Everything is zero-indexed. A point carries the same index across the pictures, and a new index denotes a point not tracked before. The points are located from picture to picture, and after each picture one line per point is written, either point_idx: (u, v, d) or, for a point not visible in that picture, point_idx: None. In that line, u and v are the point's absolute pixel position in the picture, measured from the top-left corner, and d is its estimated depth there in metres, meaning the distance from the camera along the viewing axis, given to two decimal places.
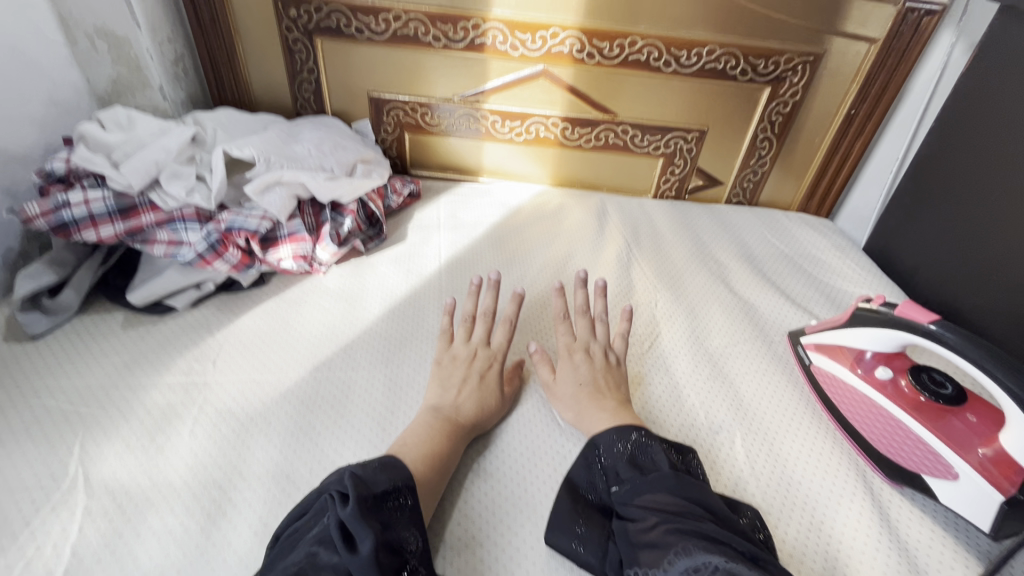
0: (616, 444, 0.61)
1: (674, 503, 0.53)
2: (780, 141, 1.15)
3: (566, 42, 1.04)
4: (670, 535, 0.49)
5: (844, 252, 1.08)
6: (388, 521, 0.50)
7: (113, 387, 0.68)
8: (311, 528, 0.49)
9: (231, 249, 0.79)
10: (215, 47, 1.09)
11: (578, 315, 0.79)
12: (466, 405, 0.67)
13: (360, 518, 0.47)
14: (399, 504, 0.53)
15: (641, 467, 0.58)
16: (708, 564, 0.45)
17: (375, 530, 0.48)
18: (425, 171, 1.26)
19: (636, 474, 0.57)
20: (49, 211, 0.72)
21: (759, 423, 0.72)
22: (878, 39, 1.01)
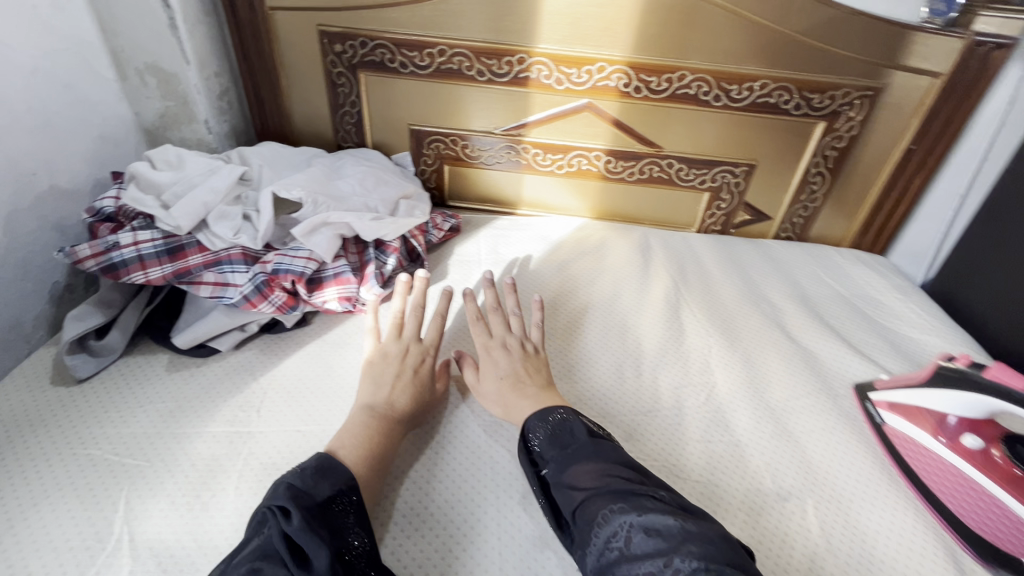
0: (543, 421, 0.65)
1: (597, 473, 0.58)
2: (833, 176, 1.11)
3: (612, 76, 1.02)
4: (596, 504, 0.54)
5: (905, 294, 1.03)
6: (333, 530, 0.52)
7: (157, 437, 0.66)
8: (252, 541, 0.51)
9: (277, 291, 0.78)
10: (259, 81, 1.09)
11: (492, 313, 0.81)
12: (398, 400, 0.69)
13: (309, 535, 0.50)
14: (344, 510, 0.55)
15: (561, 443, 0.62)
16: (625, 525, 0.51)
17: (319, 534, 0.50)
18: (463, 203, 1.25)
19: (560, 451, 0.62)
20: (100, 253, 0.73)
21: (832, 489, 0.67)
22: (942, 73, 0.96)
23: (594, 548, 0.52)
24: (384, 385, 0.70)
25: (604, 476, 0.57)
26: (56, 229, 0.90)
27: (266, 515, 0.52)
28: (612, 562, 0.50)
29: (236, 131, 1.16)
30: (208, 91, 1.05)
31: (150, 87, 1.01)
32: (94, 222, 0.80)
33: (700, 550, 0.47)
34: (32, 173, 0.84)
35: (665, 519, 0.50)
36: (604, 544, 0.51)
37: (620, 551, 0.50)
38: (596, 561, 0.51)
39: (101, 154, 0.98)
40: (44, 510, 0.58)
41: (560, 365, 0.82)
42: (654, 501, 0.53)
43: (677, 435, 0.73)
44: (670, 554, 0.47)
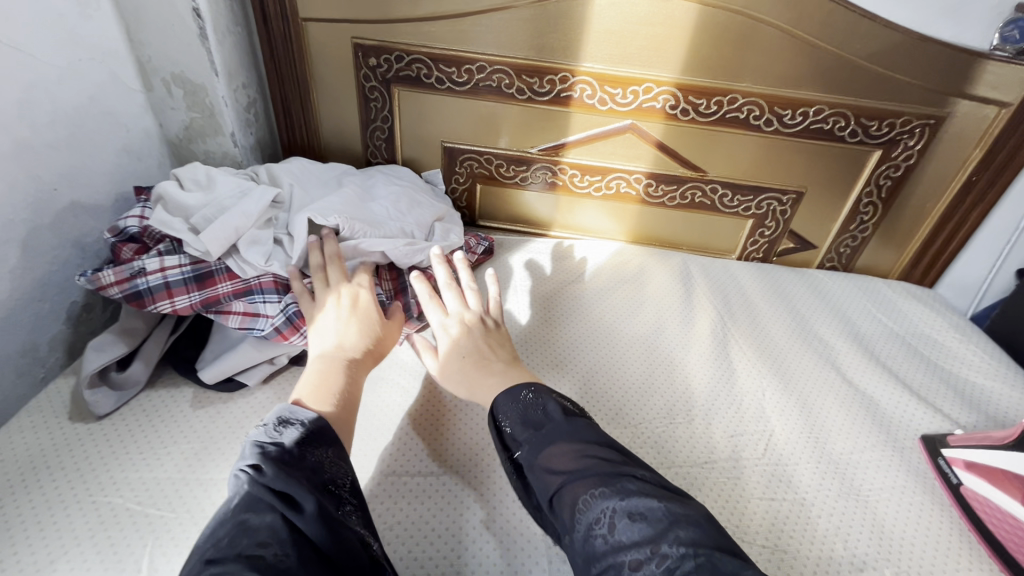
0: (515, 404, 0.59)
1: (575, 455, 0.53)
2: (886, 206, 1.06)
3: (659, 98, 0.97)
4: (575, 489, 0.49)
5: (962, 333, 0.97)
6: (312, 465, 0.49)
7: (182, 484, 0.61)
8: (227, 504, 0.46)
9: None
10: (289, 94, 1.05)
11: (445, 288, 0.76)
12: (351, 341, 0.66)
13: (291, 478, 0.46)
14: (322, 447, 0.51)
15: (535, 425, 0.57)
16: (607, 511, 0.47)
17: (301, 478, 0.47)
18: (493, 223, 1.20)
19: (534, 433, 0.56)
20: (125, 279, 0.70)
21: (911, 560, 0.62)
22: (1011, 103, 0.91)
23: (576, 538, 0.48)
24: (326, 327, 0.67)
25: (582, 457, 0.52)
26: (76, 247, 0.86)
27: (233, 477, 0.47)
28: (597, 552, 0.45)
29: (262, 144, 1.12)
30: (236, 102, 1.01)
31: (176, 97, 0.97)
32: (117, 241, 0.75)
33: (688, 534, 0.44)
34: (54, 189, 0.80)
35: (651, 502, 0.47)
36: (587, 528, 0.47)
37: (604, 537, 0.45)
38: (581, 551, 0.47)
39: (124, 167, 0.94)
40: (61, 566, 0.53)
41: (610, 405, 0.77)
42: (631, 483, 0.49)
43: (737, 491, 0.67)
44: (658, 540, 0.44)
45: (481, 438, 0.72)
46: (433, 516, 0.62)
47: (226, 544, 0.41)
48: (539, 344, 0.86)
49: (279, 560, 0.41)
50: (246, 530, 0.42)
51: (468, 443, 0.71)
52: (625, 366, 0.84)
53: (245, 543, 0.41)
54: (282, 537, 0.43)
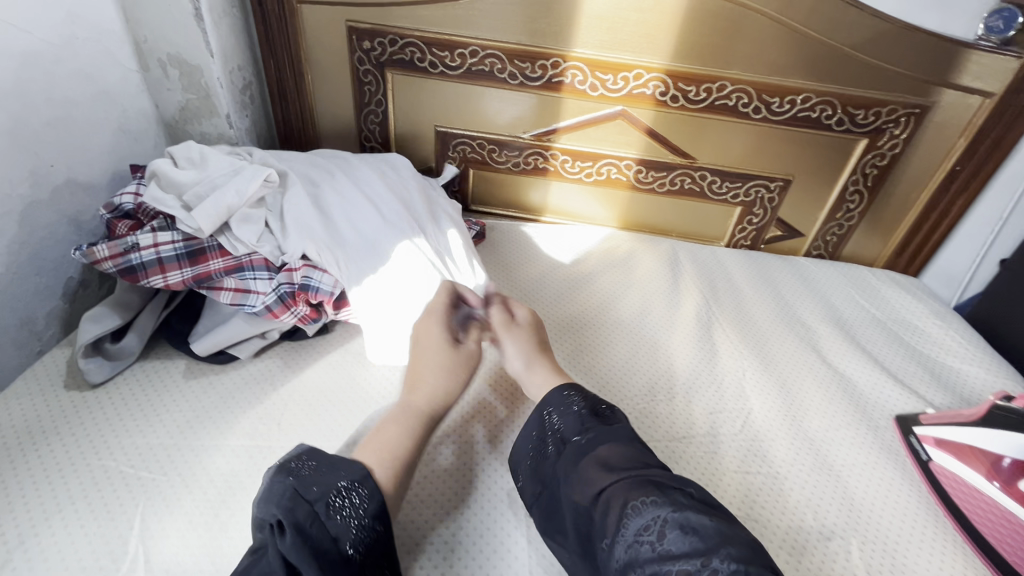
0: (566, 406, 0.61)
1: (628, 459, 0.54)
2: (872, 194, 1.07)
3: (649, 84, 0.99)
4: (622, 493, 0.51)
5: (943, 320, 0.99)
6: (336, 533, 0.48)
7: (175, 450, 0.63)
8: (253, 565, 0.47)
9: (300, 303, 0.75)
10: (284, 77, 1.06)
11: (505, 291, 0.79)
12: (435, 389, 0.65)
13: (305, 552, 0.45)
14: (354, 503, 0.50)
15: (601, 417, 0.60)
16: (659, 518, 0.47)
17: (315, 555, 0.46)
18: (485, 208, 1.22)
19: (598, 423, 0.59)
20: (119, 254, 0.71)
21: (878, 531, 0.64)
22: (994, 93, 0.92)
23: (620, 539, 0.48)
24: (415, 374, 0.67)
25: (637, 463, 0.54)
26: (72, 223, 0.87)
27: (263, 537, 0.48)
28: (643, 558, 0.46)
29: (259, 126, 1.13)
30: (232, 85, 1.02)
31: (172, 79, 0.98)
32: (112, 218, 0.77)
33: (738, 552, 0.44)
34: (50, 167, 0.82)
35: (701, 519, 0.47)
36: (635, 536, 0.48)
37: (654, 545, 0.46)
38: (621, 556, 0.48)
39: (120, 147, 0.95)
40: (56, 526, 0.55)
41: (610, 382, 0.80)
42: (682, 497, 0.50)
43: (714, 465, 0.69)
44: (709, 554, 0.44)
45: (474, 412, 0.74)
46: (417, 483, 0.64)
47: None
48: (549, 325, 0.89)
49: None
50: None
51: (453, 416, 0.73)
52: (624, 347, 0.87)
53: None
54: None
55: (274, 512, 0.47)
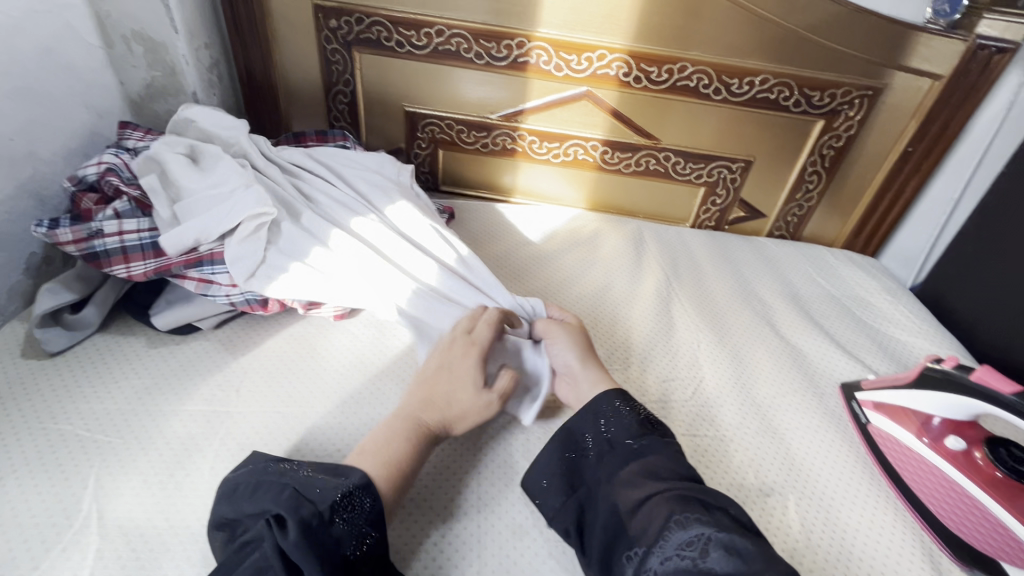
0: (614, 407, 0.62)
1: (674, 473, 0.56)
2: (829, 175, 1.10)
3: (612, 65, 1.00)
4: (664, 505, 0.52)
5: (895, 296, 1.03)
6: (338, 536, 0.48)
7: (133, 415, 0.64)
8: (245, 559, 0.47)
9: (270, 307, 0.76)
10: (251, 55, 1.06)
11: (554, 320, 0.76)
12: (440, 397, 0.62)
13: (307, 552, 0.46)
14: (355, 511, 0.50)
15: (649, 426, 0.61)
16: (702, 536, 0.49)
17: (317, 558, 0.46)
18: (456, 189, 1.23)
19: (650, 432, 0.60)
20: (82, 239, 0.71)
21: (815, 488, 0.67)
22: (943, 75, 0.95)
23: (661, 552, 0.50)
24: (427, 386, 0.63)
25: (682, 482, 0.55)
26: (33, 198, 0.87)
27: (258, 533, 0.48)
28: (681, 571, 0.48)
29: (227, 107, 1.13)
30: (198, 62, 1.01)
31: (137, 57, 0.96)
32: (76, 190, 0.77)
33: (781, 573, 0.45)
34: (9, 140, 0.79)
35: (743, 541, 0.48)
36: (675, 550, 0.49)
37: (694, 561, 0.48)
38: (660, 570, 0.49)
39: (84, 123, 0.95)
40: (11, 487, 0.56)
41: (614, 343, 0.84)
42: (714, 513, 0.51)
43: None
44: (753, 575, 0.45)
45: None
46: None
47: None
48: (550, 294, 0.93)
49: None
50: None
51: None
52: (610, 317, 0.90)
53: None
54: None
55: (276, 507, 0.48)
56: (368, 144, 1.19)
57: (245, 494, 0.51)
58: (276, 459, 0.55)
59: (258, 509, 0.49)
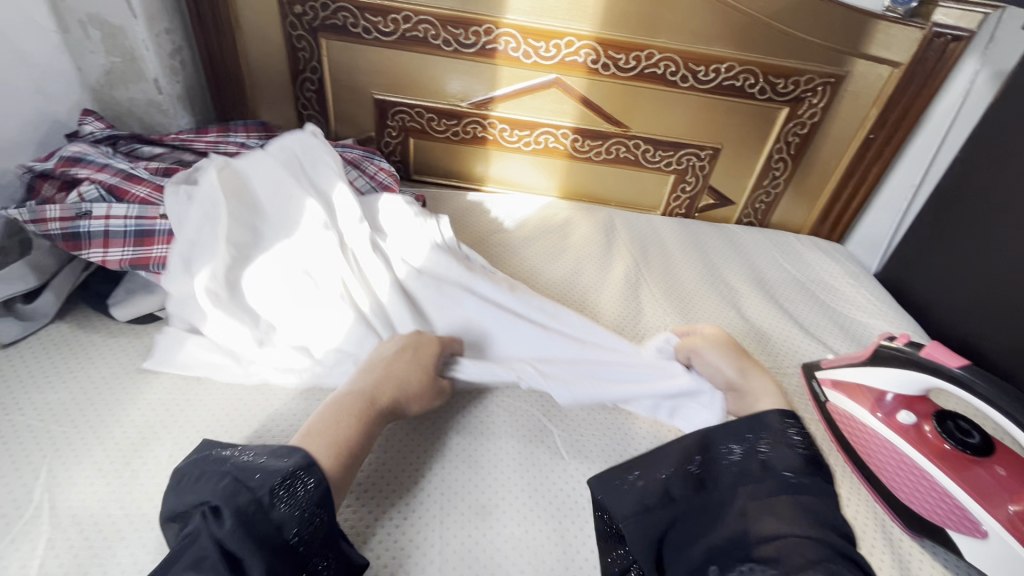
0: (782, 433, 0.54)
1: (818, 514, 0.48)
2: (794, 162, 1.12)
3: (580, 52, 1.01)
4: (805, 547, 0.44)
5: (858, 281, 1.05)
6: (281, 520, 0.47)
7: (89, 405, 0.63)
8: (180, 555, 0.44)
9: None
10: (214, 42, 1.03)
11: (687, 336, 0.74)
12: (394, 386, 0.61)
13: (245, 538, 0.45)
14: (298, 492, 0.49)
15: (816, 464, 0.52)
16: None
17: (259, 541, 0.45)
18: (428, 178, 1.23)
19: (812, 470, 0.51)
20: (68, 219, 0.71)
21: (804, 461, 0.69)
22: (901, 63, 0.98)
23: None
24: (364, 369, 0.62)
25: (824, 526, 0.47)
26: None
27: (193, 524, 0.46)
28: None
29: (192, 94, 1.09)
30: (160, 48, 0.98)
31: (94, 41, 0.91)
32: (35, 180, 0.76)
33: None
34: None
35: None
36: None
37: None
38: None
39: None
40: None
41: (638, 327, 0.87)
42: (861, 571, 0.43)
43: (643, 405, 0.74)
44: None
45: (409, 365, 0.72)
46: None
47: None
48: (554, 281, 0.95)
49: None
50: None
51: None
52: (596, 301, 0.92)
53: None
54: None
55: (213, 498, 0.47)
56: (338, 133, 1.18)
57: (188, 486, 0.49)
58: (221, 446, 0.54)
59: (195, 500, 0.48)
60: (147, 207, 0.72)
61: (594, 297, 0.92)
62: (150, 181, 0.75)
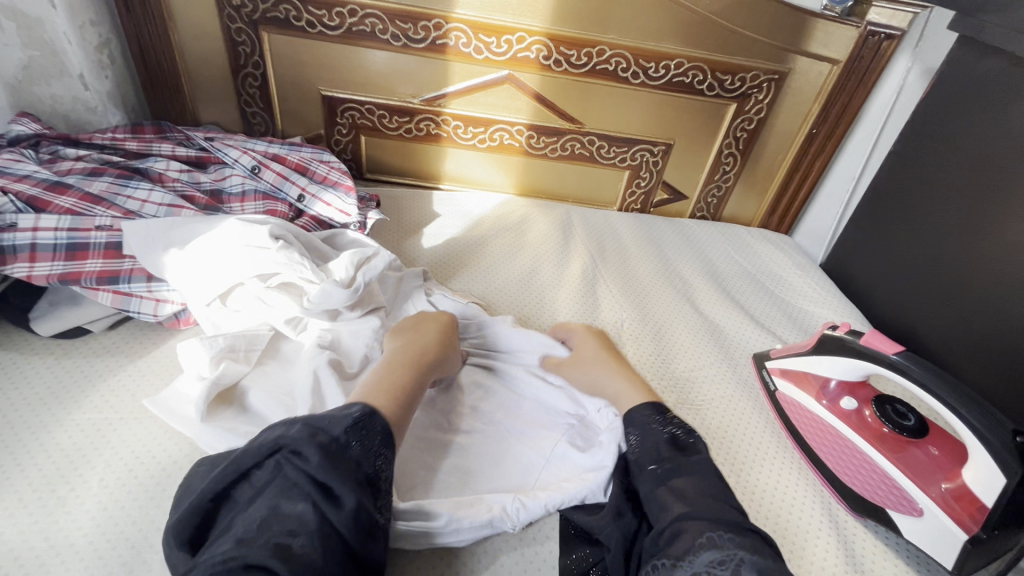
0: (648, 428, 0.58)
1: (704, 495, 0.50)
2: (743, 157, 1.15)
3: (532, 48, 1.00)
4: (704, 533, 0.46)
5: (805, 271, 1.09)
6: (358, 457, 0.48)
7: (9, 429, 0.58)
8: (263, 490, 0.46)
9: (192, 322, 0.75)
10: (146, 36, 0.96)
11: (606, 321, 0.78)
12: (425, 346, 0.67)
13: (332, 471, 0.45)
14: (370, 434, 0.50)
15: (681, 448, 0.56)
16: (735, 555, 0.44)
17: (345, 475, 0.46)
18: (381, 176, 1.19)
19: (677, 453, 0.55)
20: None
21: (733, 448, 0.70)
22: (840, 61, 1.02)
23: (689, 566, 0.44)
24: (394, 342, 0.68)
25: (715, 500, 0.50)
26: None
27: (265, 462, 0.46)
28: None
29: (124, 91, 1.01)
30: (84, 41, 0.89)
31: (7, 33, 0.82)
32: None
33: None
34: None
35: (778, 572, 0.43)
36: (705, 567, 0.44)
37: None
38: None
39: None
40: None
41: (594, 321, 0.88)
42: (749, 536, 0.46)
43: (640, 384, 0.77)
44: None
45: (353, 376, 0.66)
46: None
47: (258, 529, 0.43)
48: (514, 279, 0.94)
49: (304, 553, 0.42)
50: (279, 515, 0.43)
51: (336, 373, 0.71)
52: (552, 297, 0.92)
53: (275, 530, 0.43)
54: (309, 528, 0.43)
55: (288, 441, 0.46)
56: (285, 131, 1.13)
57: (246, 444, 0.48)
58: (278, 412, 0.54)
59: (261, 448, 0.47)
60: (81, 219, 0.71)
61: (553, 293, 0.93)
62: (77, 191, 0.75)
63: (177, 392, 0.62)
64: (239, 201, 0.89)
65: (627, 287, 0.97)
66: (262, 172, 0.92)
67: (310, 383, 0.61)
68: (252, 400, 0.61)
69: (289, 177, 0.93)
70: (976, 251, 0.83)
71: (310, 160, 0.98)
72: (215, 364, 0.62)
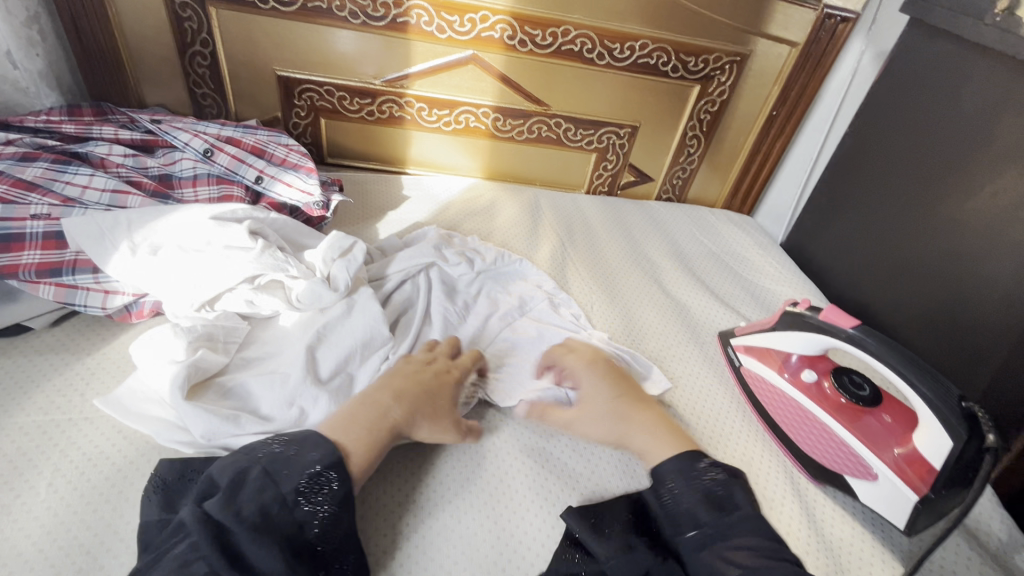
0: (684, 474, 0.55)
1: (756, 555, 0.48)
2: (707, 138, 1.17)
3: (496, 27, 0.98)
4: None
5: (766, 250, 1.13)
6: (301, 520, 0.46)
7: None
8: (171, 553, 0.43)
9: (146, 315, 0.70)
10: (80, 10, 0.89)
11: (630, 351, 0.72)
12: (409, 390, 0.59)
13: (258, 539, 0.43)
14: (321, 491, 0.48)
15: (720, 505, 0.53)
16: None
17: (277, 541, 0.44)
18: (343, 161, 1.15)
19: (717, 513, 0.52)
20: None
21: (714, 420, 0.73)
22: (798, 43, 1.04)
23: None
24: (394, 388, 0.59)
25: (774, 561, 0.48)
26: None
27: (188, 522, 0.44)
28: None
29: (58, 69, 0.93)
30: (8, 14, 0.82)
31: None
32: None
33: None
34: None
35: None
36: None
37: None
38: None
39: None
40: None
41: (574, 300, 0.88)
42: None
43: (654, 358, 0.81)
44: None
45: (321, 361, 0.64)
46: None
47: None
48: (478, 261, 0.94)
49: None
50: None
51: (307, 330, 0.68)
52: None
53: None
54: None
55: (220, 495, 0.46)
56: (239, 113, 1.08)
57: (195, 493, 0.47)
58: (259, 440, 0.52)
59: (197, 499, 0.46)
60: (12, 208, 0.66)
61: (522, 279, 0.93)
62: (8, 177, 0.70)
63: (135, 389, 0.60)
64: (191, 185, 0.84)
65: (595, 269, 0.98)
66: (215, 155, 0.87)
67: (304, 359, 0.62)
68: (237, 385, 0.60)
69: (245, 159, 0.88)
70: (925, 227, 0.87)
71: (267, 143, 0.94)
72: (192, 350, 0.60)
